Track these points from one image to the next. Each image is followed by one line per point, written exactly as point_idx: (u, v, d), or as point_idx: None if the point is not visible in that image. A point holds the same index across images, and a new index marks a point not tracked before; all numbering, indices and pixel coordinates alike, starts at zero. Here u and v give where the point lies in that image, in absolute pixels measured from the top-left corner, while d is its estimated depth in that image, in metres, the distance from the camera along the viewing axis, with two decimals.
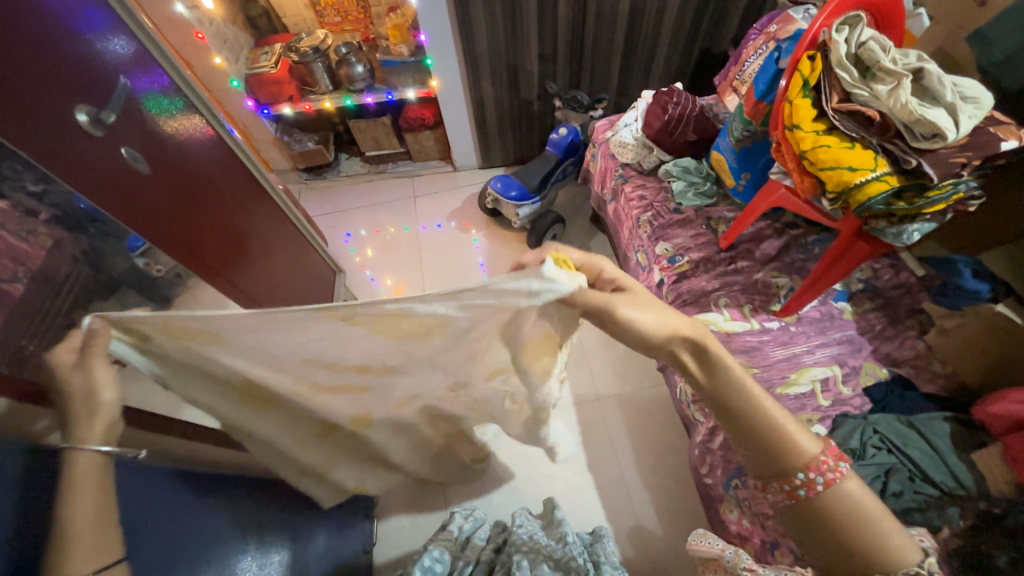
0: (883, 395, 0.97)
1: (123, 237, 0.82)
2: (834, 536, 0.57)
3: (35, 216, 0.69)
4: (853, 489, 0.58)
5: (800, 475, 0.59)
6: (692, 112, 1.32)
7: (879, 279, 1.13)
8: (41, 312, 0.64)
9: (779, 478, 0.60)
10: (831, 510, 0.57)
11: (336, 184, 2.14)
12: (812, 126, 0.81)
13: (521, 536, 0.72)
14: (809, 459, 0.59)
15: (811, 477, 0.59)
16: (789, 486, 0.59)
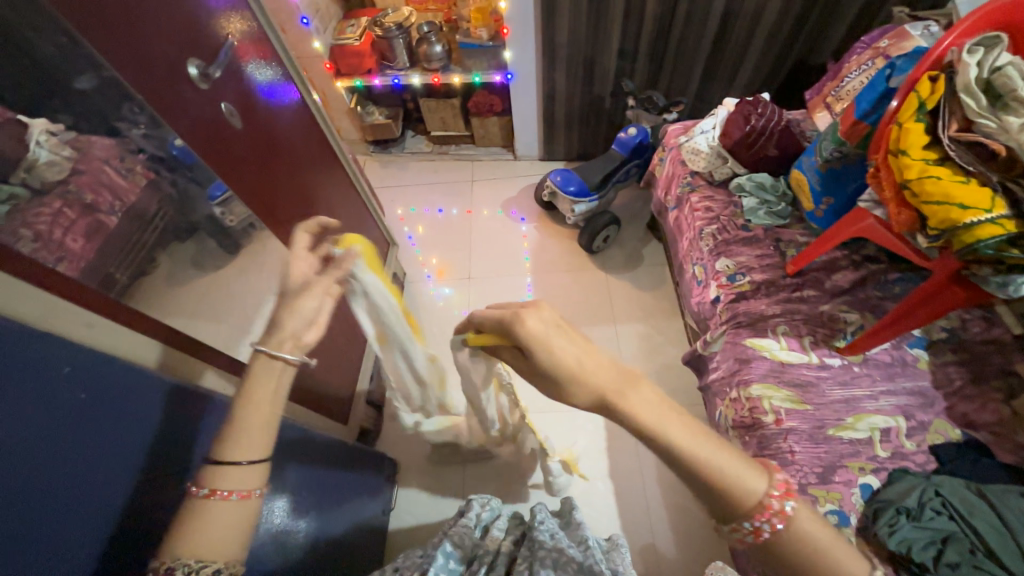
0: (952, 457, 0.89)
1: (205, 185, 0.86)
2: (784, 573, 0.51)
3: (135, 154, 0.75)
4: (802, 527, 0.50)
5: (748, 522, 0.50)
6: (777, 126, 1.24)
7: (966, 331, 1.02)
8: (132, 244, 0.71)
9: (728, 522, 0.52)
10: (783, 552, 0.50)
11: (399, 159, 2.20)
12: (921, 153, 0.74)
13: (544, 535, 0.71)
14: (755, 503, 0.50)
15: (759, 524, 0.50)
16: (740, 533, 0.51)
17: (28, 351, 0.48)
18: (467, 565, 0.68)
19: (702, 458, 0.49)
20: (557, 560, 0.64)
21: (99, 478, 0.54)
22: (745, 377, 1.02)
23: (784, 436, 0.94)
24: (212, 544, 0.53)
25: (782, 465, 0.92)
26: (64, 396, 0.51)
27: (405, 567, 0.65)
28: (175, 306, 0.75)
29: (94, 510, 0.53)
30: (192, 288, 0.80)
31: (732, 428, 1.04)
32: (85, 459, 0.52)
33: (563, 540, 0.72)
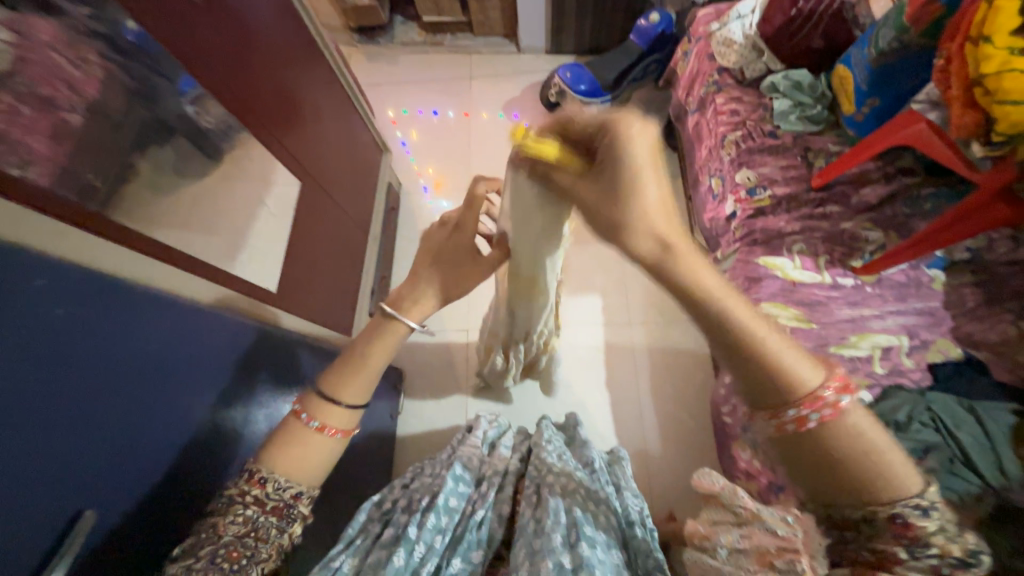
0: (949, 375, 0.90)
1: (173, 78, 0.75)
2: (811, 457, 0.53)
3: (86, 38, 0.63)
4: (854, 421, 0.51)
5: (795, 411, 0.51)
6: (828, 9, 1.06)
7: (991, 251, 0.98)
8: (102, 145, 0.63)
9: (769, 411, 0.53)
10: (830, 440, 0.51)
11: (388, 52, 1.95)
12: (1008, 40, 0.62)
13: (550, 458, 0.73)
14: (808, 394, 0.51)
15: (806, 413, 0.51)
16: (778, 419, 0.52)
17: (26, 267, 0.42)
18: (477, 485, 0.71)
19: (756, 332, 0.51)
20: (565, 487, 0.64)
21: (136, 395, 0.52)
22: (754, 297, 1.00)
23: None
24: (302, 466, 0.60)
25: None
26: (96, 332, 0.48)
27: (417, 490, 0.69)
28: (158, 216, 0.69)
29: (150, 437, 0.53)
30: (171, 197, 0.74)
31: None
32: (112, 369, 0.49)
33: (569, 463, 0.73)
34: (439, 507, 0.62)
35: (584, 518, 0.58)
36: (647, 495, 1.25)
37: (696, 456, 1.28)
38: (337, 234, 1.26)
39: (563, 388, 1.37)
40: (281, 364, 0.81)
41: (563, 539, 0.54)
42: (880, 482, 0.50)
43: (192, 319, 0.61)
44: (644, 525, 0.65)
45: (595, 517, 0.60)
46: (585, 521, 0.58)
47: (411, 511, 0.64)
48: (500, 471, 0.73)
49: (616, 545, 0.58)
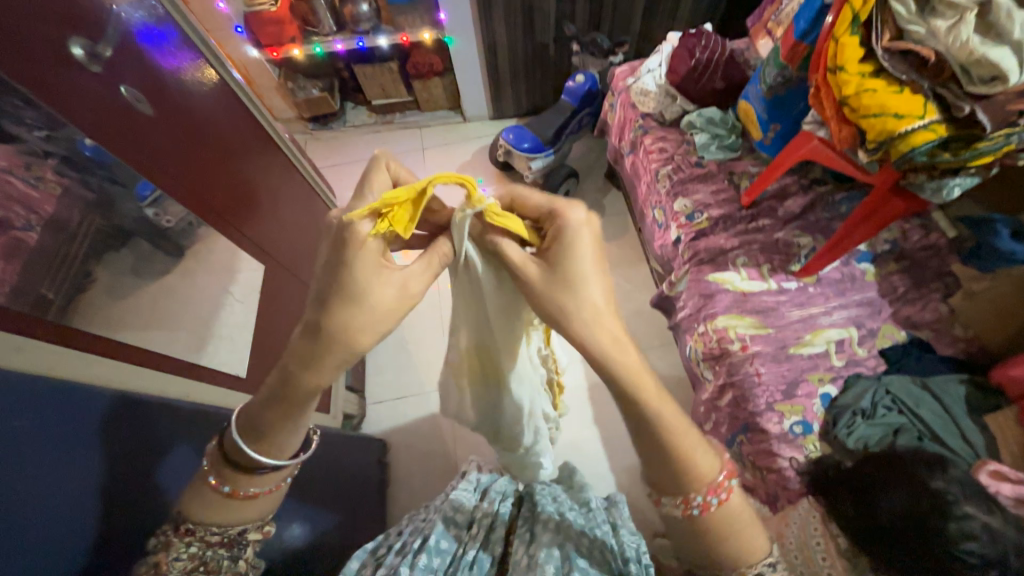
0: (899, 356, 0.96)
1: (130, 185, 0.79)
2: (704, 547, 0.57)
3: (41, 160, 0.67)
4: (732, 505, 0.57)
5: (698, 496, 0.55)
6: (721, 57, 1.23)
7: (907, 240, 1.08)
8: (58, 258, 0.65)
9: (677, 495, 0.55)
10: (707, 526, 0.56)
11: (342, 134, 2.07)
12: (857, 67, 0.71)
13: (546, 499, 0.73)
14: (706, 480, 0.55)
15: (707, 498, 0.55)
16: (685, 504, 0.55)
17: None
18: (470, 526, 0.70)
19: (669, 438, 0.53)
20: (559, 525, 0.65)
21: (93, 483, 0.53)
22: (711, 311, 1.06)
23: (751, 361, 0.99)
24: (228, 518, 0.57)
25: (750, 388, 0.97)
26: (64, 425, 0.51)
27: (409, 532, 0.69)
28: (123, 319, 0.70)
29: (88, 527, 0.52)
30: (139, 296, 0.76)
31: (702, 361, 1.07)
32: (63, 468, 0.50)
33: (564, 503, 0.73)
34: (430, 546, 0.62)
35: (578, 554, 0.61)
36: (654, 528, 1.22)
37: None
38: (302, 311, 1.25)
39: None
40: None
41: (556, 570, 0.57)
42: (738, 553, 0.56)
43: (143, 417, 0.60)
44: None
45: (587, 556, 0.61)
46: (578, 554, 0.60)
47: (403, 553, 0.63)
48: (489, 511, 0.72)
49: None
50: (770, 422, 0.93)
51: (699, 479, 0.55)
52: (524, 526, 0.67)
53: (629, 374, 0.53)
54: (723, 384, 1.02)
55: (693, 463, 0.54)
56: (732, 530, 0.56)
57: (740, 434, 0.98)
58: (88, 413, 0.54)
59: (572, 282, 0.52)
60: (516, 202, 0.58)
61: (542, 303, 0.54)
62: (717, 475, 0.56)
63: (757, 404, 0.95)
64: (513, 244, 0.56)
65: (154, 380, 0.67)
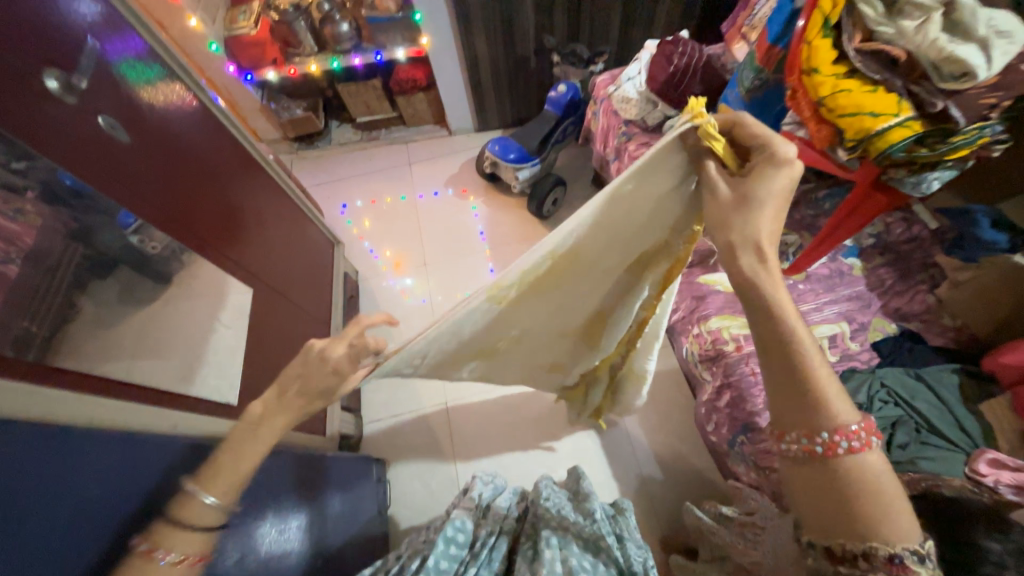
0: (891, 349, 0.97)
1: (112, 213, 0.77)
2: (825, 501, 0.48)
3: (22, 194, 0.63)
4: (874, 466, 0.46)
5: (823, 433, 0.47)
6: (699, 63, 1.25)
7: (891, 233, 1.10)
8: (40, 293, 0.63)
9: (798, 427, 0.49)
10: (845, 478, 0.46)
11: (328, 153, 2.06)
12: (830, 69, 0.73)
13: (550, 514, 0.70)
14: (840, 423, 0.47)
15: (834, 440, 0.46)
16: (806, 440, 0.48)
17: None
18: (472, 547, 0.69)
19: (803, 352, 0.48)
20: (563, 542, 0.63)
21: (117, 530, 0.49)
22: (703, 313, 1.07)
23: (746, 361, 0.99)
24: None
25: (747, 388, 0.97)
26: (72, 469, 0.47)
27: (408, 557, 0.67)
28: (111, 353, 0.69)
29: None
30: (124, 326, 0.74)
31: (699, 362, 1.08)
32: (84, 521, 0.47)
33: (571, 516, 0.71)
34: (427, 568, 0.63)
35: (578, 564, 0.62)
36: (660, 533, 1.21)
37: (698, 481, 1.26)
38: (294, 332, 1.23)
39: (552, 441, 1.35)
40: (265, 467, 0.76)
41: None
42: (873, 521, 0.45)
43: (148, 455, 0.56)
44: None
45: None
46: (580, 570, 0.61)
47: None
48: (494, 529, 0.71)
49: None
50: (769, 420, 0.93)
51: (828, 418, 0.47)
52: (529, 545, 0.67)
53: (773, 292, 0.49)
54: (720, 385, 1.03)
55: (823, 398, 0.48)
56: (888, 510, 0.45)
57: (740, 434, 0.98)
58: (98, 455, 0.50)
59: (753, 199, 0.51)
60: (733, 124, 0.56)
61: (715, 211, 0.54)
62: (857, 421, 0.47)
63: (755, 404, 0.95)
64: (715, 162, 0.56)
65: (157, 419, 0.64)
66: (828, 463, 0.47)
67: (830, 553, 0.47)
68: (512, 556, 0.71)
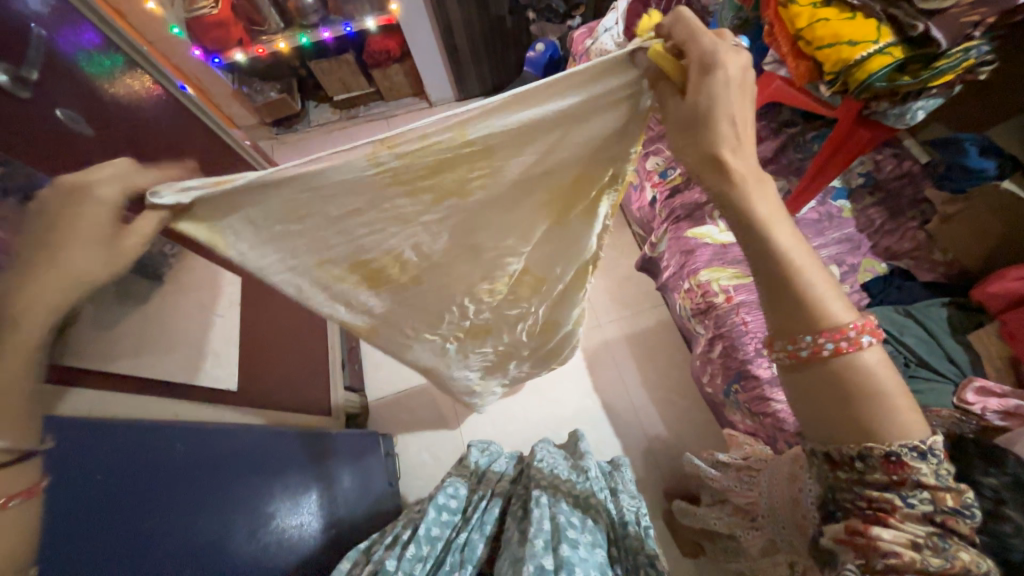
0: (881, 288, 0.97)
1: None
2: (821, 410, 0.40)
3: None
4: (874, 360, 0.38)
5: (808, 336, 0.38)
6: (678, 7, 1.20)
7: (880, 171, 1.07)
8: None
9: (781, 335, 0.40)
10: (838, 379, 0.38)
11: (308, 135, 2.02)
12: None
13: (540, 474, 0.74)
14: (829, 322, 0.38)
15: (821, 341, 0.38)
16: (792, 347, 0.39)
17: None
18: (464, 511, 0.73)
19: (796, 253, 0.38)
20: (552, 495, 0.69)
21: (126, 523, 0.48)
22: (693, 267, 1.07)
23: (737, 311, 0.99)
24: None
25: (738, 338, 0.97)
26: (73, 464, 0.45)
27: (403, 524, 0.71)
28: None
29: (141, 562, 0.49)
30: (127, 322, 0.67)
31: (692, 317, 1.09)
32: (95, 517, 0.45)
33: (561, 473, 0.75)
34: (419, 535, 0.64)
35: (568, 522, 0.63)
36: (662, 486, 1.25)
37: (697, 432, 1.29)
38: (288, 318, 1.23)
39: (553, 406, 1.37)
40: (274, 446, 0.77)
41: (545, 542, 0.59)
42: (866, 417, 0.38)
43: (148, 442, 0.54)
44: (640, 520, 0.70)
45: (581, 522, 0.65)
46: (567, 525, 0.62)
47: (393, 546, 0.66)
48: (488, 491, 0.76)
49: (601, 543, 0.62)
50: (761, 367, 0.93)
51: (812, 319, 0.38)
52: (519, 503, 0.72)
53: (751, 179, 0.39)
54: (712, 337, 1.03)
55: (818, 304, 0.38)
56: (882, 407, 0.38)
57: (734, 383, 0.99)
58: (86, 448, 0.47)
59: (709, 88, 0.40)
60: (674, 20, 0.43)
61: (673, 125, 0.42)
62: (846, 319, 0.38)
63: (746, 352, 0.95)
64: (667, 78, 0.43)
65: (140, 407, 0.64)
66: (809, 367, 0.39)
67: (829, 459, 0.42)
68: (504, 518, 0.73)
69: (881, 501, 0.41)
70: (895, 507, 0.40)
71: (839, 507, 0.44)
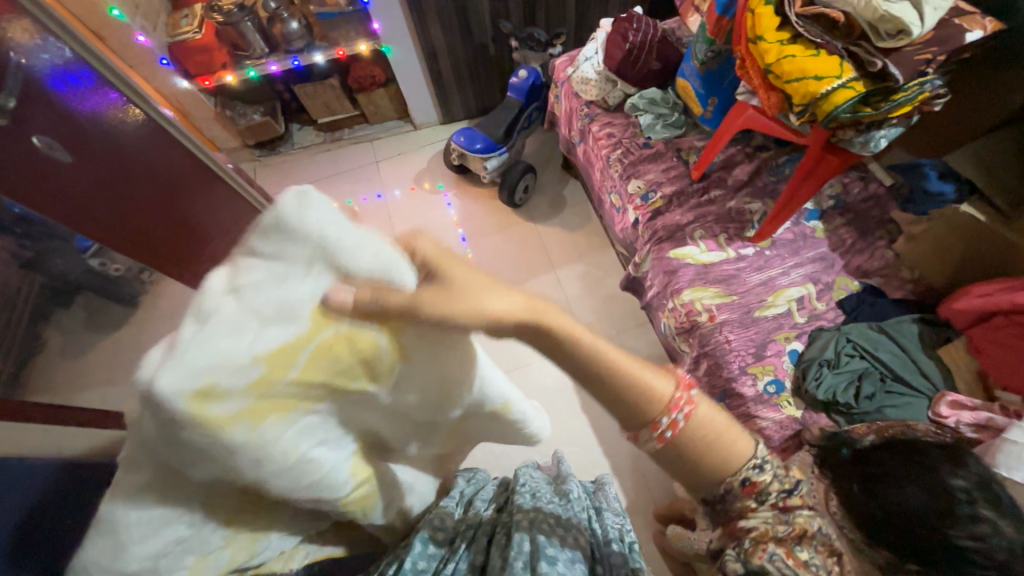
0: (855, 305, 1.01)
1: (70, 238, 0.78)
2: (690, 445, 0.50)
3: None
4: (703, 410, 0.51)
5: (663, 418, 0.48)
6: (654, 38, 1.25)
7: (849, 193, 1.13)
8: None
9: (642, 427, 0.49)
10: (688, 442, 0.49)
11: (291, 158, 2.00)
12: (775, 35, 0.74)
13: (523, 498, 0.73)
14: (666, 399, 0.49)
15: (673, 418, 0.48)
16: (654, 432, 0.48)
17: None
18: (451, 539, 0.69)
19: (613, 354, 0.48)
20: (534, 519, 0.67)
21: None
22: (676, 287, 1.08)
23: (720, 329, 1.01)
24: None
25: (722, 355, 0.99)
26: None
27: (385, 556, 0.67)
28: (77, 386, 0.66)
29: None
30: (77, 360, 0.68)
31: (676, 335, 1.10)
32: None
33: (543, 497, 0.74)
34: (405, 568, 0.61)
35: (547, 541, 0.62)
36: (653, 509, 1.24)
37: None
38: None
39: None
40: None
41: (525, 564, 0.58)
42: (721, 465, 0.50)
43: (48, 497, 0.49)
44: (623, 540, 0.70)
45: (561, 539, 0.64)
46: (547, 543, 0.62)
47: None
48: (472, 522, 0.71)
49: (581, 558, 0.63)
50: (745, 385, 0.95)
51: (658, 401, 0.48)
52: (502, 530, 0.68)
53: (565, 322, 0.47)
54: (697, 356, 1.04)
55: (646, 384, 0.49)
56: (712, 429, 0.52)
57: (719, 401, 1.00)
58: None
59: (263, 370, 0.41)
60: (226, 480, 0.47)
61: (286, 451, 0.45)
62: (674, 391, 0.50)
63: (731, 370, 0.97)
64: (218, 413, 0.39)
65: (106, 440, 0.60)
66: (675, 437, 0.49)
67: (707, 500, 0.53)
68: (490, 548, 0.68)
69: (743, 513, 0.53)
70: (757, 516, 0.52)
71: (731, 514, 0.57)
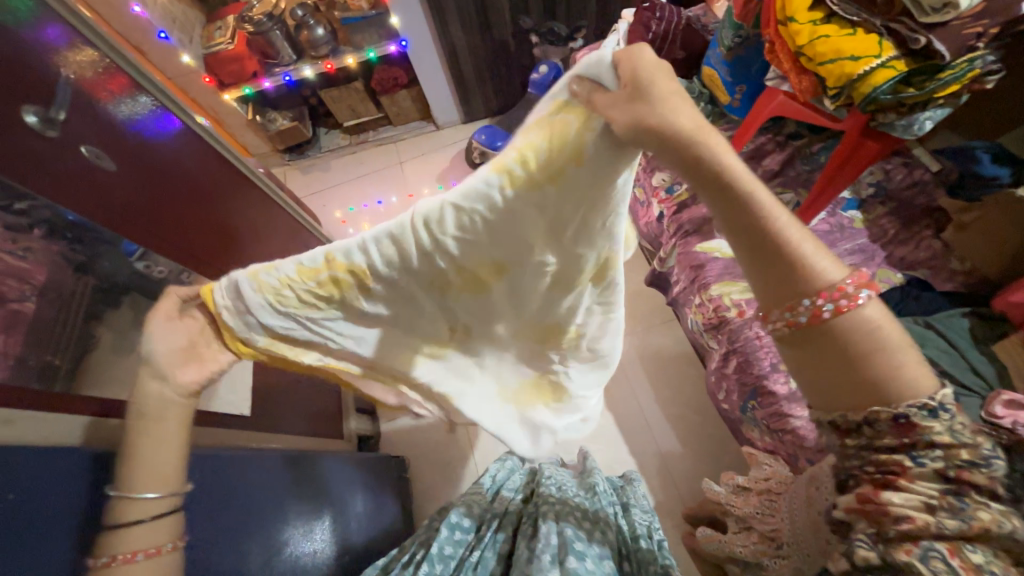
0: (898, 299, 0.95)
1: (117, 243, 0.77)
2: (835, 363, 0.39)
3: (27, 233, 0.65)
4: (873, 315, 0.38)
5: (806, 299, 0.38)
6: (678, 27, 1.22)
7: (891, 180, 1.06)
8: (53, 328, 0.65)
9: (779, 302, 0.39)
10: (840, 338, 0.38)
11: (319, 161, 2.06)
12: (807, 16, 0.71)
13: (550, 489, 0.75)
14: (823, 284, 0.38)
15: (820, 303, 0.37)
16: (791, 311, 0.39)
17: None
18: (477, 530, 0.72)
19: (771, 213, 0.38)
20: (560, 512, 0.67)
21: None
22: (704, 281, 1.06)
23: (750, 325, 0.97)
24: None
25: (752, 352, 0.95)
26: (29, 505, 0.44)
27: (418, 543, 0.70)
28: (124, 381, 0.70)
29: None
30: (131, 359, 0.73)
31: (704, 331, 1.07)
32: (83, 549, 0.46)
33: (570, 489, 0.76)
34: (432, 555, 0.63)
35: (575, 536, 0.61)
36: (681, 510, 1.21)
37: (713, 451, 1.26)
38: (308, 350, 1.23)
39: None
40: (307, 476, 0.80)
41: (553, 557, 0.58)
42: (879, 384, 0.39)
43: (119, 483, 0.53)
44: (651, 537, 0.69)
45: (589, 533, 0.64)
46: (575, 538, 0.61)
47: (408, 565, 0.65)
48: (497, 513, 0.74)
49: (610, 555, 0.61)
50: (777, 383, 0.91)
51: (810, 281, 0.38)
52: (528, 521, 0.70)
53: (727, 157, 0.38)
54: (726, 352, 1.01)
55: (803, 261, 0.38)
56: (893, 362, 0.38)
57: (751, 399, 0.97)
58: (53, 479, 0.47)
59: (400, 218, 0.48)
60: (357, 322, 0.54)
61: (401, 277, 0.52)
62: (842, 279, 0.38)
63: (762, 368, 0.94)
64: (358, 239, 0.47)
65: None
66: (811, 330, 0.38)
67: (835, 427, 0.42)
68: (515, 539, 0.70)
69: (887, 462, 0.41)
70: (904, 468, 0.40)
71: (851, 475, 0.45)
